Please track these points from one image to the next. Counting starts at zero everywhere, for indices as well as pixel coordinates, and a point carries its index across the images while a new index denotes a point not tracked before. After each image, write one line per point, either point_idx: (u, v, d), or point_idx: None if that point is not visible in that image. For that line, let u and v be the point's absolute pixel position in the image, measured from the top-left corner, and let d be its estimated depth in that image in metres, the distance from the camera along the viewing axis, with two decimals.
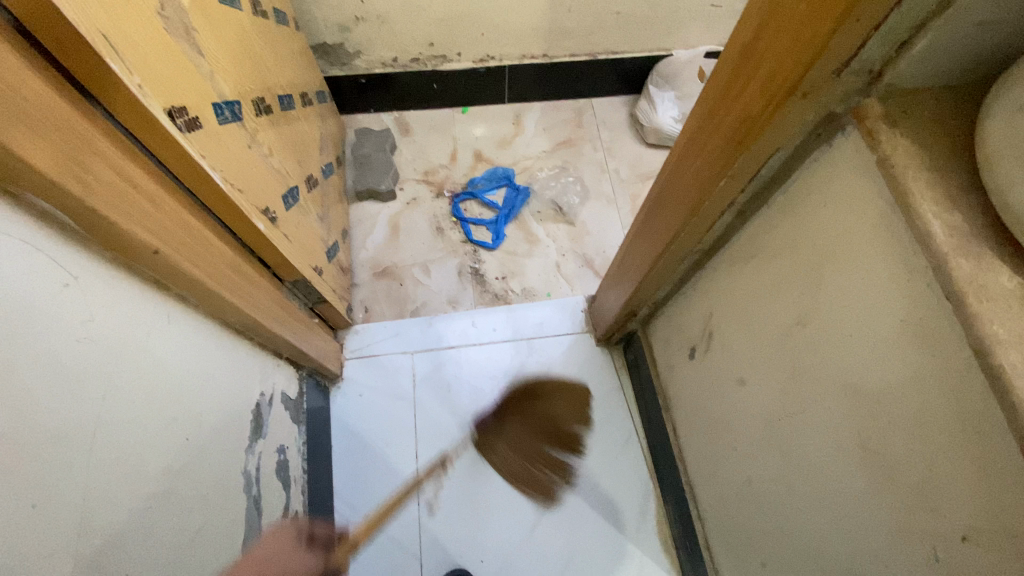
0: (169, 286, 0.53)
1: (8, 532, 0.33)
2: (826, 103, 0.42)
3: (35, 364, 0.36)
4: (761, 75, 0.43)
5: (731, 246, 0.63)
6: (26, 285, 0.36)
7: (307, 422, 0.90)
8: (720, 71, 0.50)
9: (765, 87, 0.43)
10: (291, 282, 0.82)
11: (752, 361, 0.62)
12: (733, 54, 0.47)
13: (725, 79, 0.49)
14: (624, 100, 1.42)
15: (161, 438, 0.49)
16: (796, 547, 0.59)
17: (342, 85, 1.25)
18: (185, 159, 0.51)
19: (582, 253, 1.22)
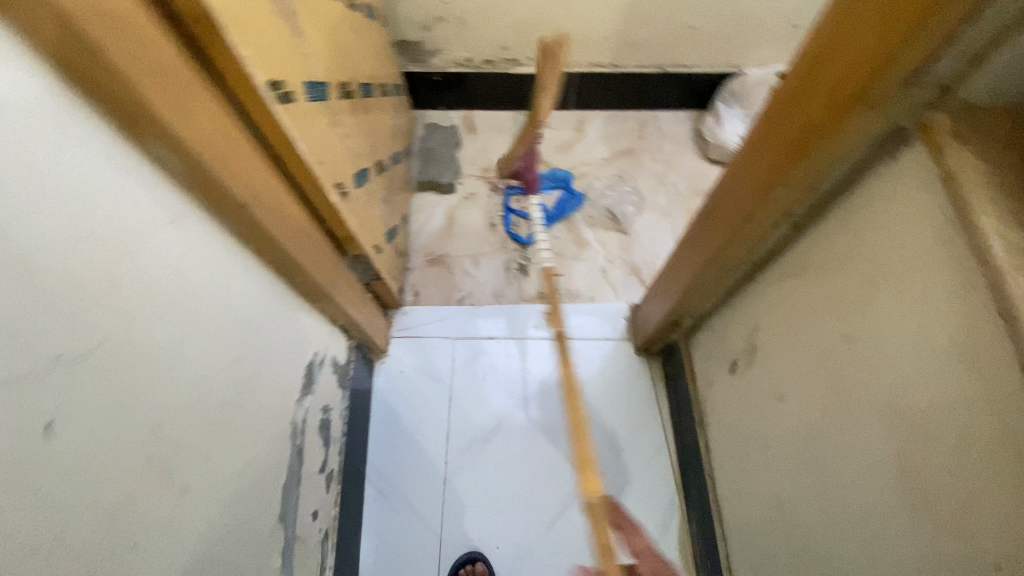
0: (251, 239, 0.59)
1: (102, 420, 0.38)
2: (893, 116, 0.42)
3: (138, 285, 0.42)
4: (829, 84, 0.44)
5: (784, 259, 0.63)
6: (138, 216, 0.42)
7: (351, 389, 0.95)
8: (788, 81, 0.50)
9: (830, 97, 0.44)
10: (352, 256, 0.88)
11: (794, 377, 0.61)
12: (803, 64, 0.48)
13: (791, 90, 0.49)
14: (689, 115, 1.42)
15: (229, 371, 0.55)
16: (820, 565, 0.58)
17: (417, 82, 1.31)
18: (278, 128, 0.57)
19: (630, 262, 1.22)
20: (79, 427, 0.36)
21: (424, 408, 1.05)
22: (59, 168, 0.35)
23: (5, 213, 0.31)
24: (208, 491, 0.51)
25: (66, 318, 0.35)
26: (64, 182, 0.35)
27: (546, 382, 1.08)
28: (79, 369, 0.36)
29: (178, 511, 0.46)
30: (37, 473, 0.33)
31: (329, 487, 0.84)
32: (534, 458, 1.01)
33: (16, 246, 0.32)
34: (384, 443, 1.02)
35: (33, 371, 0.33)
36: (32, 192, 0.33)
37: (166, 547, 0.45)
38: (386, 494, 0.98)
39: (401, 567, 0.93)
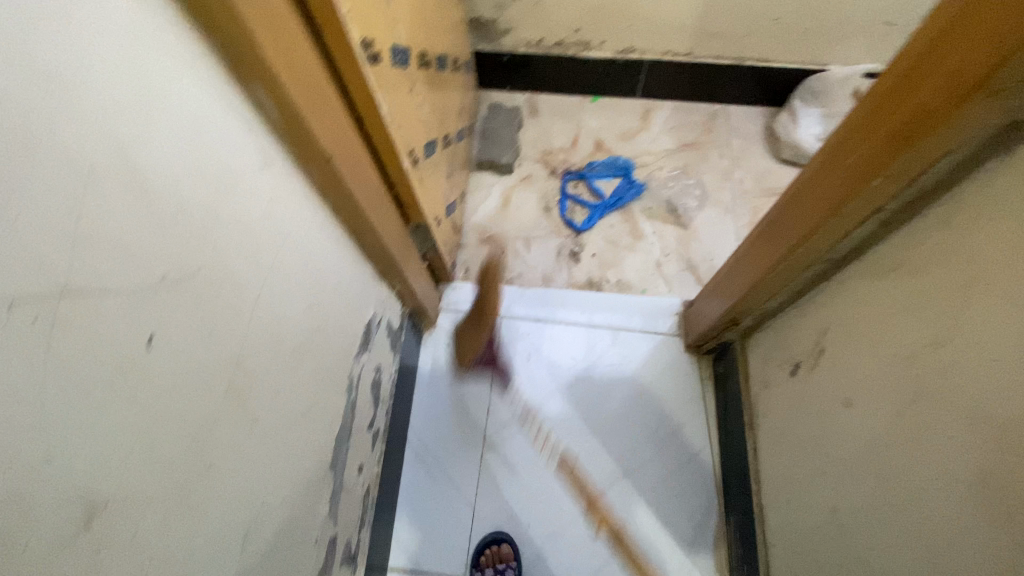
0: (329, 195, 0.61)
1: (196, 344, 0.40)
2: (1018, 105, 0.39)
3: (232, 222, 0.44)
4: (945, 71, 0.42)
5: (868, 258, 0.60)
6: (239, 156, 0.44)
7: (400, 356, 0.98)
8: (896, 67, 0.48)
9: (948, 82, 0.41)
10: (414, 225, 0.89)
11: (866, 382, 0.58)
12: (915, 48, 0.45)
13: (900, 75, 0.47)
14: (762, 112, 1.37)
15: (302, 317, 0.57)
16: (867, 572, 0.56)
17: (485, 60, 1.31)
18: (364, 88, 0.58)
19: (687, 257, 1.19)
20: (176, 346, 0.38)
21: (468, 382, 1.07)
22: (179, 100, 0.37)
23: (132, 135, 0.33)
24: (275, 427, 0.53)
25: (174, 242, 0.37)
26: (181, 114, 0.37)
27: (591, 369, 1.07)
28: (181, 291, 0.38)
29: (250, 440, 0.48)
30: (142, 383, 0.35)
31: (374, 445, 0.86)
32: (572, 443, 1.01)
33: (139, 167, 0.34)
34: (427, 412, 1.05)
35: (145, 286, 0.35)
36: (155, 118, 0.35)
37: (238, 474, 0.47)
38: (424, 461, 1.01)
39: (434, 532, 0.95)
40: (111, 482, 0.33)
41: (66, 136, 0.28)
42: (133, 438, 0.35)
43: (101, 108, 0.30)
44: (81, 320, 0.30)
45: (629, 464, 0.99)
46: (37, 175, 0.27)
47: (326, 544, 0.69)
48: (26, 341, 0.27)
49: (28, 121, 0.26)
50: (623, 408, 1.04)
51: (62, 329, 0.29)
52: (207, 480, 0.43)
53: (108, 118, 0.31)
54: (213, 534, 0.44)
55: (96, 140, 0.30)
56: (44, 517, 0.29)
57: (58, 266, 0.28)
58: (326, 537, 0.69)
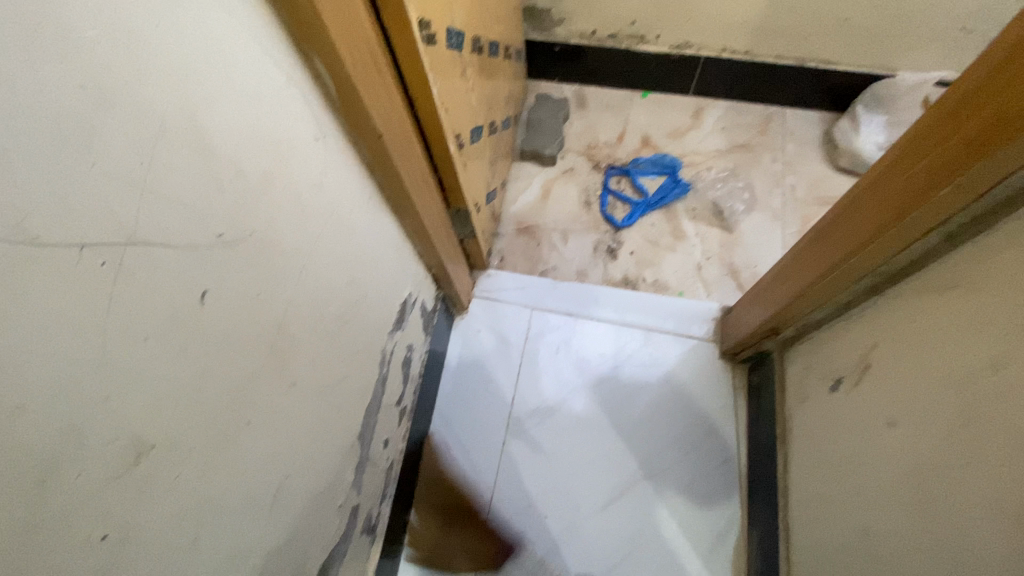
0: (376, 171, 0.62)
1: (243, 304, 0.42)
2: None
3: (285, 189, 0.45)
4: None
5: (927, 272, 0.57)
6: (296, 125, 0.46)
7: (431, 337, 0.99)
8: (975, 70, 0.45)
9: None
10: (454, 209, 0.90)
11: (914, 402, 0.55)
12: (998, 52, 0.43)
13: (979, 79, 0.45)
14: (821, 117, 1.31)
15: (342, 289, 0.58)
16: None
17: (537, 50, 1.31)
18: (418, 68, 0.59)
19: (729, 261, 1.16)
20: (225, 304, 0.40)
21: (496, 369, 1.08)
22: (246, 66, 0.38)
23: (201, 96, 0.34)
24: (310, 391, 0.55)
25: (231, 203, 0.39)
26: (247, 80, 0.38)
27: (621, 368, 1.06)
28: (234, 251, 0.40)
29: (287, 400, 0.50)
30: (193, 335, 0.37)
31: (400, 421, 0.88)
32: (596, 440, 1.01)
33: (204, 129, 0.35)
34: (453, 394, 1.06)
35: (201, 242, 0.36)
36: (223, 82, 0.36)
37: (273, 432, 0.49)
38: (447, 442, 1.02)
39: (451, 513, 0.96)
40: (159, 425, 0.35)
41: (141, 91, 0.30)
42: (182, 385, 0.36)
43: (175, 69, 0.32)
44: (142, 268, 0.32)
45: (652, 466, 0.98)
46: (113, 126, 0.28)
47: (348, 511, 0.71)
48: (93, 283, 0.29)
49: (107, 74, 0.27)
50: (650, 409, 1.02)
51: (125, 274, 0.31)
52: (244, 435, 0.45)
53: (181, 78, 0.32)
54: (246, 487, 0.46)
55: (168, 99, 0.32)
56: (98, 450, 0.30)
57: (126, 214, 0.30)
58: (349, 505, 0.71)
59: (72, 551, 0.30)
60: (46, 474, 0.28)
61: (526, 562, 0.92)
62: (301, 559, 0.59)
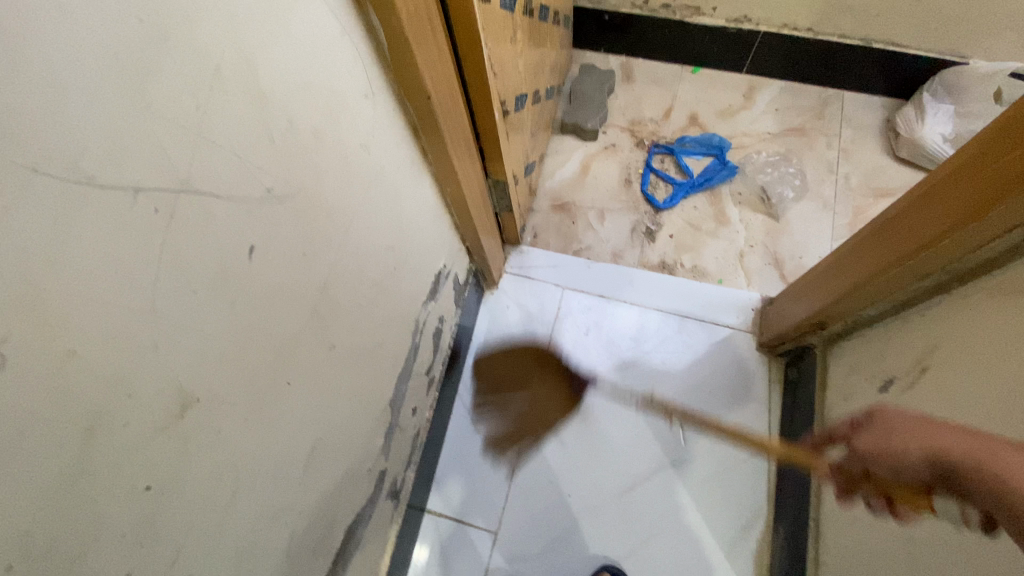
0: (421, 135, 0.60)
1: (289, 265, 0.41)
2: None
3: (334, 147, 0.44)
4: None
5: (1004, 273, 0.52)
6: (347, 81, 0.44)
7: (461, 310, 0.98)
8: None
9: None
10: (493, 181, 0.88)
11: (976, 410, 0.52)
12: None
13: None
14: (884, 103, 1.23)
15: (382, 255, 0.57)
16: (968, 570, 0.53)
17: (585, 18, 1.25)
18: (470, 27, 0.56)
19: (773, 250, 1.11)
20: (272, 262, 0.39)
21: (524, 345, 1.07)
22: (303, 13, 0.36)
23: (257, 41, 0.33)
24: (348, 355, 0.54)
25: (281, 157, 0.37)
26: (303, 28, 0.37)
27: (652, 353, 1.04)
28: (283, 208, 0.39)
29: (326, 363, 0.50)
30: (239, 290, 0.36)
31: (428, 391, 0.88)
32: (621, 424, 0.99)
33: (257, 77, 0.33)
34: (480, 368, 1.06)
35: (252, 196, 0.35)
36: (279, 28, 0.34)
37: (312, 393, 0.49)
38: (472, 415, 1.02)
39: (472, 484, 0.97)
40: (205, 380, 0.34)
41: (200, 31, 0.28)
42: (228, 341, 0.36)
43: (232, 9, 0.30)
44: (194, 219, 0.31)
45: (677, 454, 0.96)
46: (171, 66, 0.27)
47: (376, 476, 0.72)
48: (146, 230, 0.28)
49: (166, 9, 0.26)
50: (679, 397, 1.00)
51: (178, 224, 0.30)
52: (284, 395, 0.44)
53: (238, 20, 0.31)
54: (283, 445, 0.46)
55: (224, 41, 0.30)
56: (146, 401, 0.30)
57: (180, 162, 0.29)
58: (377, 469, 0.71)
59: (119, 500, 0.30)
60: (96, 422, 0.27)
61: (544, 538, 0.93)
62: (332, 518, 0.60)
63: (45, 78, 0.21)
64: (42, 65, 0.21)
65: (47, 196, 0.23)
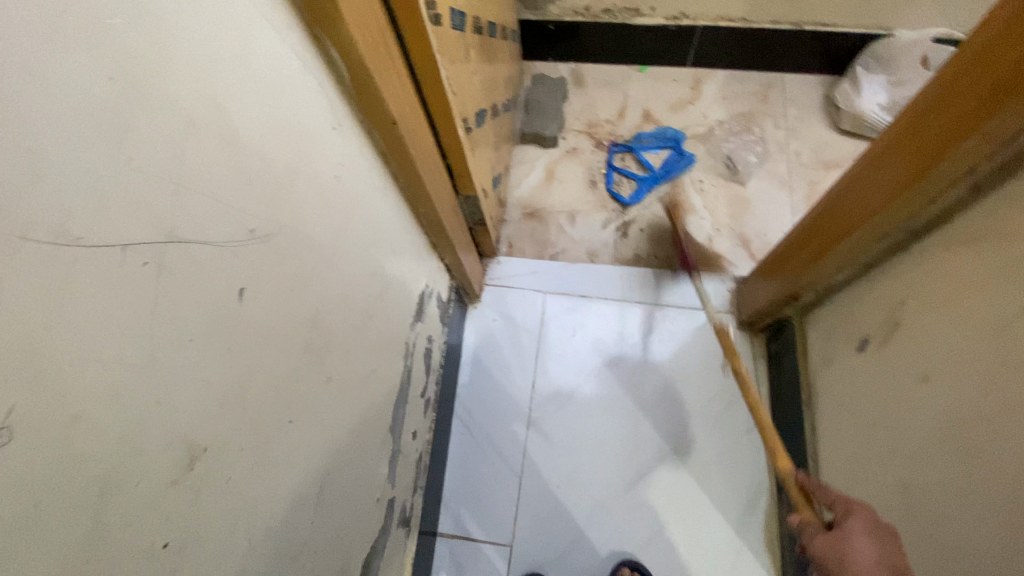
0: (391, 161, 0.61)
1: (278, 303, 0.41)
2: None
3: (309, 182, 0.44)
4: None
5: (955, 225, 0.56)
6: (315, 114, 0.44)
7: (448, 328, 0.98)
8: (982, 30, 0.46)
9: None
10: (464, 197, 0.88)
11: (948, 356, 0.55)
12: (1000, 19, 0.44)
13: (987, 40, 0.45)
14: (821, 80, 1.29)
15: (365, 282, 0.57)
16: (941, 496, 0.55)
17: (531, 29, 1.28)
18: (426, 49, 0.57)
19: (738, 232, 1.15)
20: (261, 302, 0.38)
21: (511, 356, 1.07)
22: (266, 54, 0.37)
23: (227, 86, 0.33)
24: (343, 389, 0.54)
25: (260, 197, 0.38)
26: (265, 67, 0.37)
27: (638, 346, 1.06)
28: (266, 247, 0.39)
29: (324, 397, 0.50)
30: (234, 333, 0.36)
31: (425, 413, 0.88)
32: (617, 419, 1.01)
33: (228, 119, 0.34)
34: (472, 384, 1.06)
35: (234, 239, 0.35)
36: (246, 71, 0.35)
37: (315, 430, 0.48)
38: (471, 430, 1.02)
39: (479, 500, 0.97)
40: (211, 428, 0.34)
41: (169, 83, 0.28)
42: (228, 385, 0.36)
43: (195, 57, 0.30)
44: (183, 269, 0.31)
45: (676, 441, 0.98)
46: (148, 120, 0.27)
47: (385, 505, 0.71)
48: (136, 284, 0.28)
49: (136, 64, 0.26)
50: (670, 383, 1.02)
51: (169, 276, 0.30)
52: (288, 433, 0.44)
53: (208, 68, 0.31)
54: (293, 485, 0.46)
55: (193, 91, 0.30)
56: (153, 459, 0.30)
57: (163, 212, 0.29)
58: (386, 499, 0.70)
59: (139, 561, 0.29)
60: (108, 484, 0.27)
61: (557, 543, 0.93)
62: (347, 554, 0.59)
63: (28, 147, 0.22)
64: (21, 132, 0.21)
65: (38, 262, 0.22)
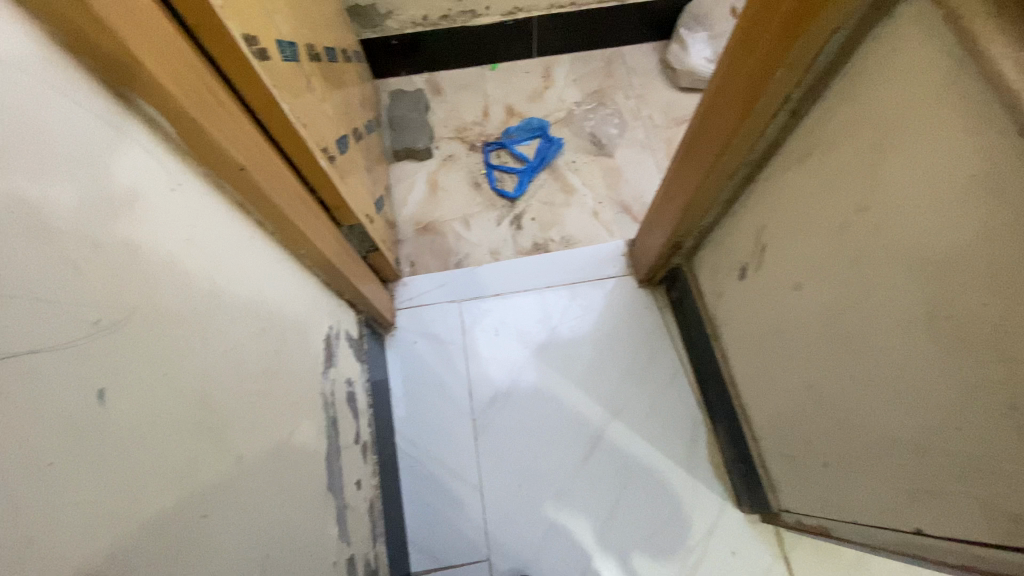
0: (251, 209, 0.57)
1: (154, 394, 0.37)
2: None
3: (156, 253, 0.40)
4: None
5: (785, 150, 0.64)
6: (143, 179, 0.40)
7: (367, 364, 0.94)
8: None
9: None
10: (347, 229, 0.85)
11: (810, 263, 0.63)
12: None
13: None
14: (654, 47, 1.41)
15: (256, 344, 0.53)
16: (840, 387, 0.62)
17: (375, 48, 1.26)
18: (258, 86, 0.54)
19: (619, 200, 1.22)
20: (129, 397, 0.34)
21: (440, 373, 1.06)
22: (61, 124, 0.33)
23: (18, 167, 0.29)
24: (260, 461, 0.50)
25: (95, 282, 0.33)
26: (62, 136, 0.33)
27: (558, 329, 1.09)
28: (120, 335, 0.34)
29: (239, 476, 0.46)
30: (104, 439, 0.31)
31: (365, 458, 0.84)
32: (558, 402, 1.03)
33: (35, 206, 0.30)
34: (409, 413, 1.03)
35: (77, 336, 0.31)
36: (38, 147, 0.31)
37: (237, 516, 0.44)
38: (420, 459, 0.99)
39: (446, 526, 0.95)
40: (105, 550, 0.30)
41: None
42: (116, 498, 0.32)
43: None
44: (21, 386, 0.27)
45: (615, 406, 1.02)
46: None
47: (345, 565, 0.66)
48: None
49: None
50: (595, 354, 1.06)
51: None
52: (206, 528, 0.40)
53: None
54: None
55: None
56: None
57: None
58: (343, 559, 0.66)
59: None
60: None
61: (532, 541, 0.93)
62: None
63: None
64: None
65: None
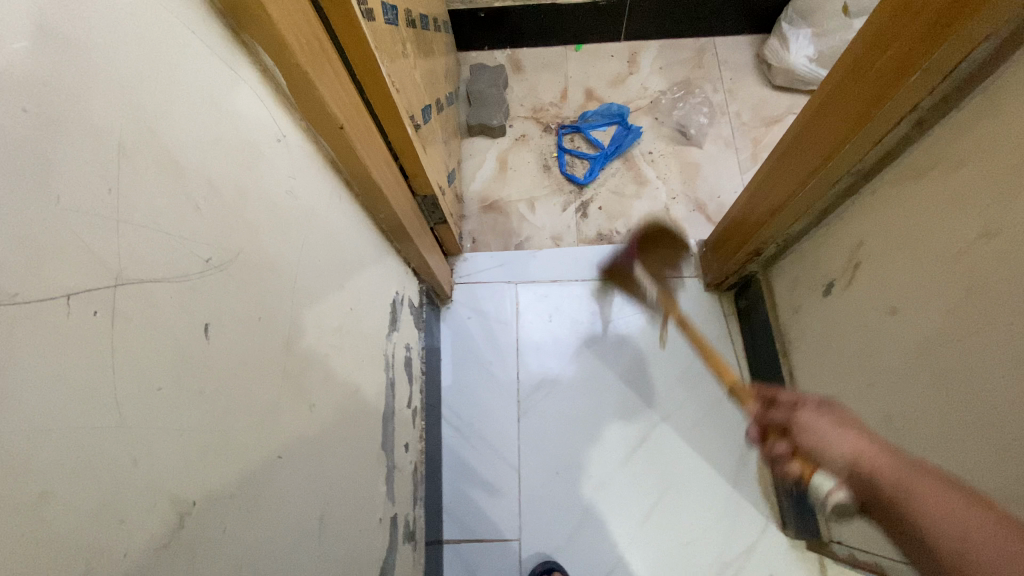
0: (342, 168, 0.58)
1: (248, 336, 0.38)
2: None
3: (261, 200, 0.41)
4: None
5: (902, 162, 0.59)
6: (255, 127, 0.41)
7: (424, 333, 0.96)
8: None
9: None
10: (421, 198, 0.86)
11: (911, 288, 0.58)
12: None
13: None
14: (750, 40, 1.33)
15: (334, 298, 0.55)
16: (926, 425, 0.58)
17: (462, 19, 1.26)
18: (361, 45, 0.54)
19: (694, 197, 1.18)
20: (226, 335, 0.35)
21: (491, 351, 1.06)
22: (193, 67, 0.34)
23: (156, 104, 0.30)
24: (329, 412, 0.51)
25: (210, 222, 0.34)
26: (194, 80, 0.34)
27: (614, 323, 1.06)
28: (226, 276, 0.36)
29: (311, 425, 0.47)
30: (204, 372, 0.33)
31: (415, 422, 0.86)
32: (605, 395, 1.01)
33: (166, 144, 0.31)
34: (457, 386, 1.04)
35: (191, 270, 0.32)
36: (173, 88, 0.32)
37: (305, 462, 0.46)
38: (462, 432, 1.01)
39: (481, 500, 0.96)
40: (197, 478, 0.32)
41: (90, 109, 0.26)
42: (207, 430, 0.33)
43: (117, 78, 0.27)
44: (141, 311, 0.28)
45: (665, 408, 1.00)
46: (73, 151, 0.24)
47: (388, 522, 0.69)
48: (89, 338, 0.25)
49: (48, 93, 0.23)
50: (649, 353, 1.04)
51: (123, 320, 0.27)
52: (277, 471, 0.41)
53: (131, 88, 0.28)
54: (291, 521, 0.43)
55: (120, 113, 0.27)
56: (138, 522, 0.27)
57: (106, 254, 0.26)
58: (387, 517, 0.68)
59: None
60: (89, 558, 0.25)
61: (564, 529, 0.93)
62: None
63: None
64: None
65: None
